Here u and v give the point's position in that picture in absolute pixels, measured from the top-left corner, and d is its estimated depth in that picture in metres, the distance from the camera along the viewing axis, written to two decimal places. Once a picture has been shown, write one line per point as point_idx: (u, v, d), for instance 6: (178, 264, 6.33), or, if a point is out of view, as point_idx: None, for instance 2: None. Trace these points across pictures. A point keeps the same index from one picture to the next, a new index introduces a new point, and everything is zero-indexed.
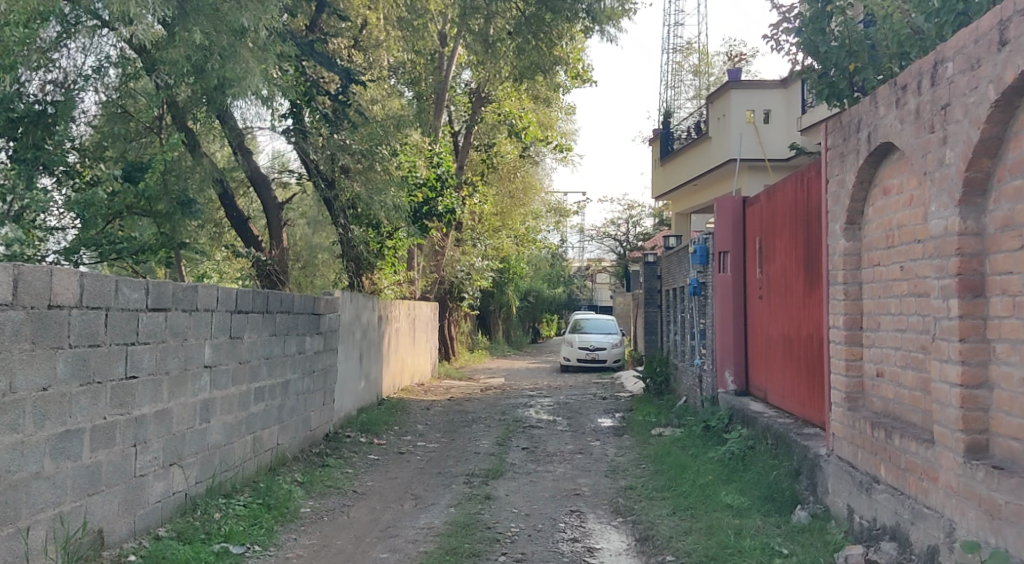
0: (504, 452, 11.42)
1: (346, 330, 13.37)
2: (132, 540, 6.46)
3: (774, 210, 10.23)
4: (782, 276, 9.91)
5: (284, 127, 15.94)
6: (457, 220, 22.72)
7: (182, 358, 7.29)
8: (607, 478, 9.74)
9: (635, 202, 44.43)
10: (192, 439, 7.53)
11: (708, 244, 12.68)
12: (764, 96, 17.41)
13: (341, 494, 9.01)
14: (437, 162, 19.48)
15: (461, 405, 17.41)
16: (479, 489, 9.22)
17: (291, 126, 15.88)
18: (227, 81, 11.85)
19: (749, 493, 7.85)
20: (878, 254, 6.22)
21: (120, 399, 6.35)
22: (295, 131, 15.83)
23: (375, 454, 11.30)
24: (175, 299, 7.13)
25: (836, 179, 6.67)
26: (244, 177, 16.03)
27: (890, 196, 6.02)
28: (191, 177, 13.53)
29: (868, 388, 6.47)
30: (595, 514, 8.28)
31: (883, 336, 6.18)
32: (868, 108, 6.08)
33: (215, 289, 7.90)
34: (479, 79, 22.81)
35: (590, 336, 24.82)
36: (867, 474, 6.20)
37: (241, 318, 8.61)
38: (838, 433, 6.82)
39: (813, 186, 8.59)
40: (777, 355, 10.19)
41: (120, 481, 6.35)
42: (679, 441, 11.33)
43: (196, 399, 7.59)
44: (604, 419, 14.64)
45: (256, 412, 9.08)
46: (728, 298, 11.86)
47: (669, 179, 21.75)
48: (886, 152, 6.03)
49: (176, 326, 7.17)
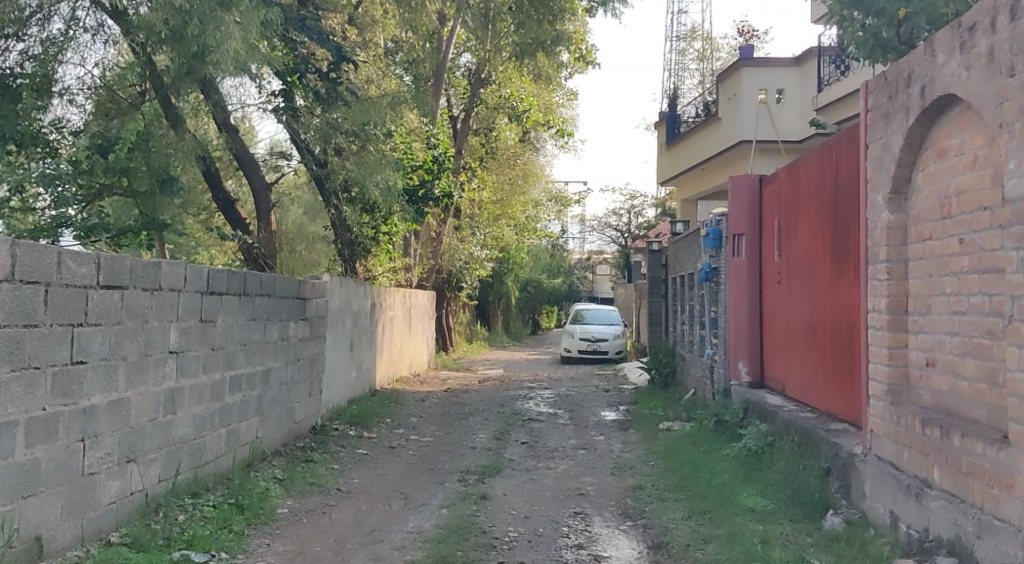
0: (502, 447, 10.65)
1: (336, 318, 12.59)
2: (78, 547, 5.77)
3: (795, 187, 9.52)
4: (804, 258, 9.19)
5: (274, 107, 15.16)
6: (455, 206, 21.94)
7: (142, 342, 6.54)
8: (614, 476, 8.96)
9: (637, 193, 43.61)
10: (155, 433, 6.77)
11: (721, 227, 11.89)
12: (778, 75, 16.82)
13: (323, 493, 8.24)
14: (434, 144, 18.66)
15: (458, 397, 16.65)
16: (474, 488, 8.46)
17: (282, 105, 15.13)
18: (208, 49, 10.90)
19: (773, 495, 7.08)
20: (930, 226, 5.47)
21: (64, 388, 5.68)
22: (285, 111, 15.08)
23: (364, 449, 10.54)
24: (134, 277, 6.39)
25: (878, 143, 5.93)
26: (231, 156, 15.26)
27: (946, 159, 5.28)
28: (174, 152, 11.87)
29: (915, 380, 5.71)
30: (601, 516, 7.52)
31: (936, 320, 5.41)
32: (923, 57, 5.35)
33: (182, 267, 7.15)
34: (479, 59, 22.01)
35: (591, 328, 24.03)
36: (915, 478, 5.45)
37: (214, 299, 7.85)
38: (878, 431, 6.06)
39: (844, 157, 7.87)
40: (798, 345, 9.44)
41: (63, 481, 5.67)
42: (691, 438, 10.56)
43: (159, 388, 6.85)
44: (607, 413, 13.89)
45: (232, 403, 8.32)
46: (743, 284, 11.12)
47: (676, 163, 20.99)
48: (943, 107, 5.29)
49: (135, 306, 6.42)
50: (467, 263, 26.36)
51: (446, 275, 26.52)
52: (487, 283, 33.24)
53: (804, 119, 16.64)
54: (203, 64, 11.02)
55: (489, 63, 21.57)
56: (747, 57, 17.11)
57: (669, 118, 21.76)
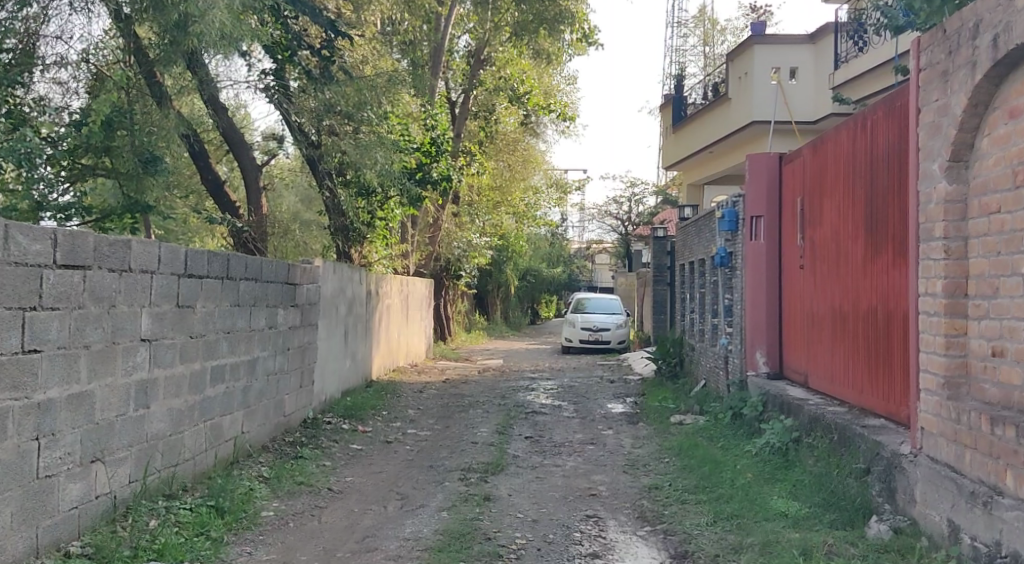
0: (506, 443, 10.00)
1: (329, 305, 11.89)
2: (31, 560, 5.15)
3: (822, 164, 8.93)
4: (832, 239, 8.59)
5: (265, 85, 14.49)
6: (454, 190, 21.23)
7: (108, 329, 5.89)
8: (626, 475, 8.31)
9: (638, 181, 42.88)
10: (125, 429, 6.12)
11: (737, 209, 11.22)
12: (792, 53, 16.20)
13: (313, 493, 7.57)
14: (431, 125, 17.98)
15: (457, 388, 16.00)
16: (477, 488, 7.79)
17: (273, 83, 14.40)
18: (189, 17, 10.26)
19: (808, 500, 6.43)
20: (999, 198, 4.87)
21: (14, 380, 5.05)
22: (277, 90, 14.37)
23: (359, 443, 9.89)
24: (98, 256, 5.75)
25: (935, 105, 5.31)
26: (221, 135, 14.58)
27: (1020, 120, 4.72)
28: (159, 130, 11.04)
29: (976, 372, 5.08)
30: (617, 519, 6.87)
31: (1005, 304, 4.83)
32: (996, 4, 4.77)
33: (156, 246, 6.50)
34: (479, 39, 21.30)
35: (593, 317, 23.36)
36: (982, 484, 4.86)
37: (195, 282, 7.21)
38: (930, 429, 5.44)
39: (883, 129, 7.29)
40: (823, 333, 8.84)
41: (14, 486, 5.06)
42: (707, 433, 9.91)
43: (130, 380, 6.20)
44: (614, 405, 13.23)
45: (213, 396, 7.64)
46: (761, 269, 10.51)
47: (682, 147, 20.36)
48: (1018, 62, 4.72)
49: (99, 289, 5.77)
50: (466, 250, 25.68)
51: (444, 263, 25.83)
52: (486, 271, 32.55)
53: (818, 98, 16.02)
54: (184, 35, 10.35)
55: (490, 41, 20.84)
56: (759, 34, 16.47)
57: (674, 100, 21.13)
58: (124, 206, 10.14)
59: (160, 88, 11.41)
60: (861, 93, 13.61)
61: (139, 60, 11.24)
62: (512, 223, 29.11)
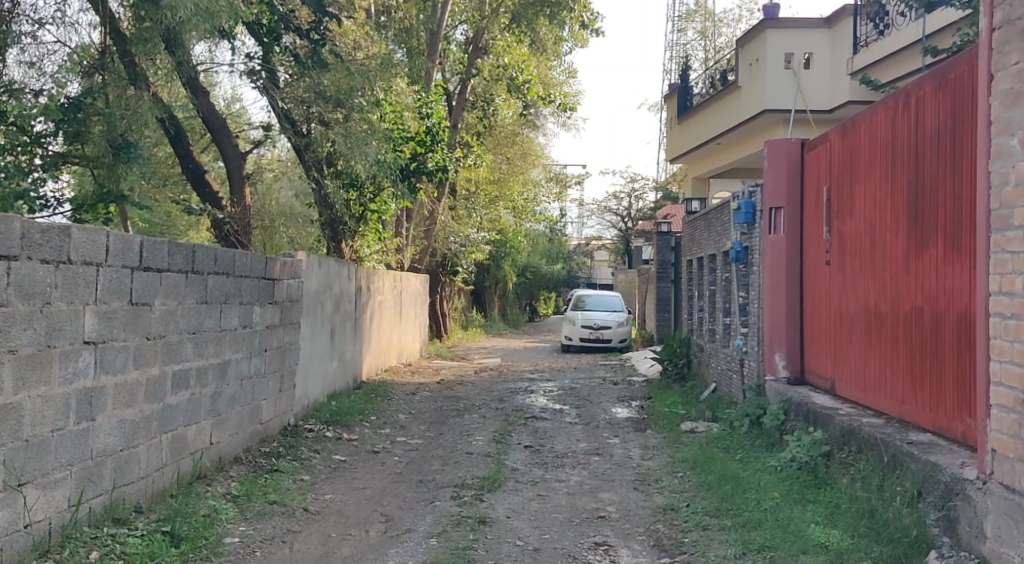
0: (504, 454, 9.17)
1: (313, 303, 11.03)
2: None
3: (852, 149, 8.16)
4: (865, 232, 7.82)
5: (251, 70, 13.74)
6: (450, 182, 20.39)
7: (41, 331, 5.18)
8: (637, 493, 7.49)
9: (638, 176, 41.96)
10: (65, 446, 5.37)
11: (754, 200, 10.33)
12: (807, 39, 15.35)
13: (286, 515, 6.73)
14: (426, 113, 16.99)
15: (452, 389, 15.17)
16: (471, 508, 6.97)
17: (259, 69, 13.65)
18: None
19: (851, 530, 5.64)
20: None
21: None
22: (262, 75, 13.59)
23: (343, 454, 9.04)
24: (27, 244, 5.07)
25: (1014, 69, 4.75)
26: (201, 122, 13.74)
27: None
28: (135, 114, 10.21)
29: None
30: (630, 549, 6.06)
31: None
32: None
33: (103, 235, 5.68)
34: (476, 26, 20.44)
35: (593, 314, 22.49)
36: None
37: (152, 276, 6.36)
38: (1005, 453, 4.81)
39: (931, 107, 6.54)
40: (855, 336, 8.05)
41: None
42: (722, 444, 9.09)
43: (70, 389, 5.41)
44: (619, 409, 12.41)
45: (174, 406, 6.80)
46: (781, 265, 9.69)
47: (687, 138, 19.56)
48: None
49: (29, 283, 5.10)
50: (463, 245, 24.83)
51: (440, 258, 24.98)
52: (484, 266, 31.70)
53: (834, 86, 15.14)
54: (158, 10, 9.73)
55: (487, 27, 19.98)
56: (771, 18, 15.64)
57: (680, 89, 20.26)
58: (109, 188, 9.57)
59: (136, 68, 10.59)
60: (888, 75, 12.96)
61: (115, 39, 10.44)
62: (510, 218, 28.27)
